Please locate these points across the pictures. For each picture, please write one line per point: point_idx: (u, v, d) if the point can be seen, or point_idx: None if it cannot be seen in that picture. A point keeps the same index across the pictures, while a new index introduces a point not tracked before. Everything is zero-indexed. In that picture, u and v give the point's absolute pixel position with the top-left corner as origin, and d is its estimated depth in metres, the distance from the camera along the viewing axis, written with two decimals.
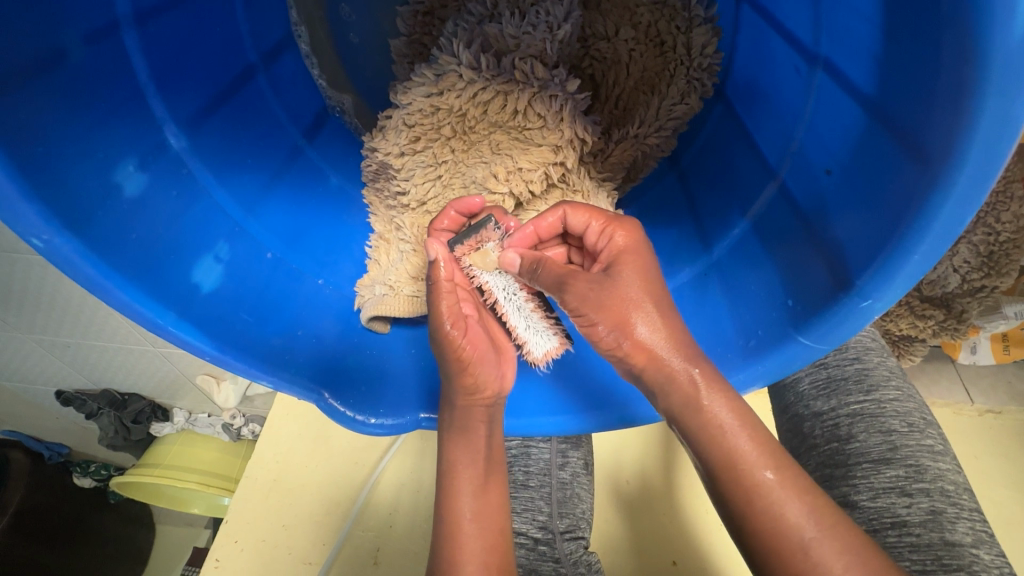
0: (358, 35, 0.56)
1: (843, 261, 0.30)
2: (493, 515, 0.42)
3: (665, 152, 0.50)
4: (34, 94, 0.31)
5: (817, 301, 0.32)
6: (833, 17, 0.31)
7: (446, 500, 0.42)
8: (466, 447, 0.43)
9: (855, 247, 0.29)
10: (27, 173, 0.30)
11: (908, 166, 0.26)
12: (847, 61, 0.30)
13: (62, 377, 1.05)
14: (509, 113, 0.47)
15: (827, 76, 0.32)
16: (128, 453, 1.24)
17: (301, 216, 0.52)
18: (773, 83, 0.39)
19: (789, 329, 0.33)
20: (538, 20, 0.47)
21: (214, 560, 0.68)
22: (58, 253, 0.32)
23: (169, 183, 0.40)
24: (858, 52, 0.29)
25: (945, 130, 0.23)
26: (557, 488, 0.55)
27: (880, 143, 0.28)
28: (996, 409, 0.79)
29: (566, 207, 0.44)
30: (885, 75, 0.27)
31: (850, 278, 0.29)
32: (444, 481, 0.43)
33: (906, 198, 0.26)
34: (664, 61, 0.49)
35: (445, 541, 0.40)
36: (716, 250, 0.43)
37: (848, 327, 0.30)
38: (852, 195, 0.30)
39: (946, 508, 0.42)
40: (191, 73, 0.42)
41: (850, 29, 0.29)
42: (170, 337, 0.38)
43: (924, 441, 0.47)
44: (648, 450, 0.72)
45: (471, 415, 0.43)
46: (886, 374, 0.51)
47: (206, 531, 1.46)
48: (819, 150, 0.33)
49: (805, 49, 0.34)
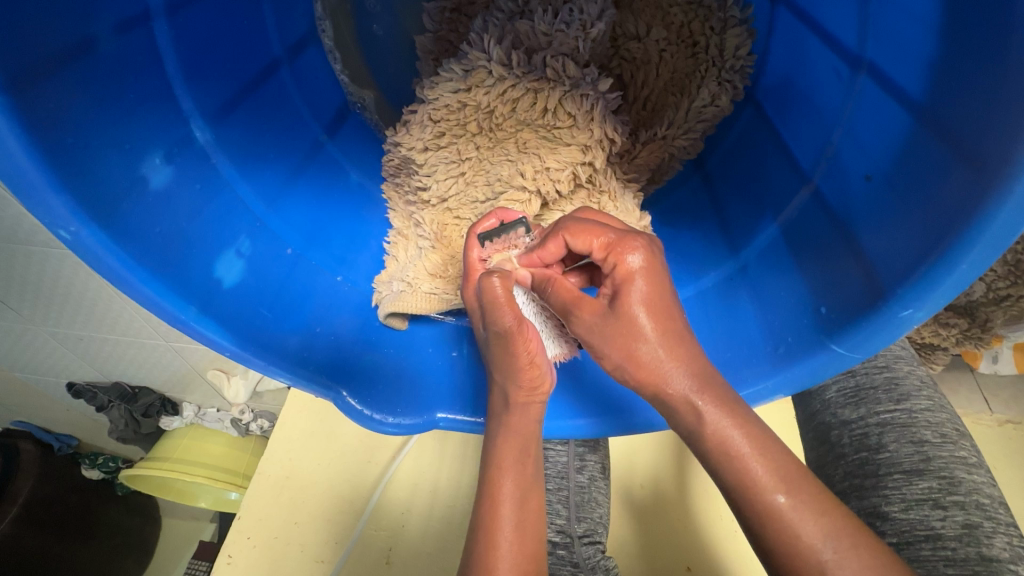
0: (383, 28, 0.56)
1: (881, 268, 0.29)
2: (533, 522, 0.41)
3: (692, 154, 0.49)
4: (66, 84, 0.31)
5: (852, 308, 0.31)
6: (881, 18, 0.30)
7: (489, 502, 0.41)
8: (500, 448, 0.42)
9: (895, 255, 0.29)
10: (57, 166, 0.30)
11: (958, 173, 0.25)
12: (895, 65, 0.29)
13: (74, 368, 1.06)
14: (539, 112, 0.47)
15: (870, 79, 0.32)
16: (137, 446, 1.24)
17: (322, 213, 0.52)
18: (809, 85, 0.38)
19: (822, 337, 0.33)
20: (571, 18, 0.46)
21: (227, 556, 0.68)
22: (84, 245, 0.32)
23: (195, 177, 0.40)
24: (909, 55, 0.28)
25: (1004, 136, 0.22)
26: (575, 491, 0.55)
27: (927, 149, 0.27)
28: (1016, 420, 0.78)
29: (565, 234, 0.41)
30: (940, 78, 0.26)
31: (889, 287, 0.28)
32: (490, 482, 0.42)
33: (954, 204, 0.25)
34: (695, 62, 0.48)
35: (482, 543, 0.39)
36: (744, 255, 0.42)
37: (885, 336, 0.29)
38: (892, 201, 0.30)
39: (982, 522, 0.41)
40: (220, 67, 0.42)
41: (902, 30, 0.28)
42: (190, 332, 0.38)
43: (957, 452, 0.46)
44: (662, 455, 0.72)
45: (525, 415, 0.42)
46: (916, 384, 0.50)
47: (211, 525, 1.46)
48: (858, 154, 0.33)
49: (848, 52, 0.33)
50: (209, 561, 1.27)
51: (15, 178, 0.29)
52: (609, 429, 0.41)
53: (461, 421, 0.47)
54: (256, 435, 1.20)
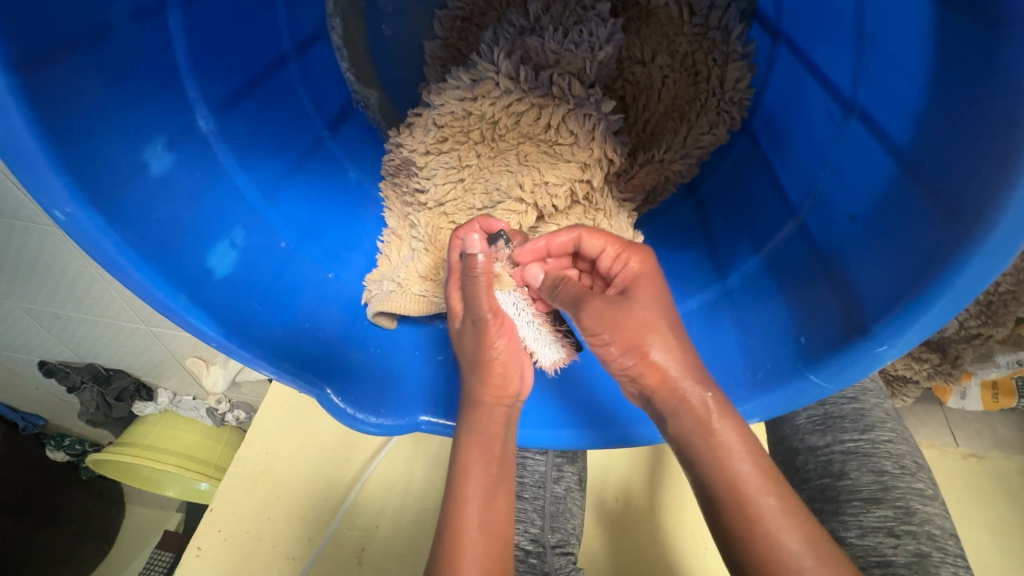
0: (392, 28, 0.56)
1: (859, 303, 0.31)
2: (500, 522, 0.42)
3: (686, 179, 0.50)
4: (77, 66, 0.31)
5: (829, 341, 0.32)
6: (873, 66, 0.31)
7: (454, 501, 0.42)
8: (467, 450, 0.43)
9: (873, 292, 0.30)
10: (61, 147, 0.30)
11: (936, 221, 0.27)
12: (883, 112, 0.31)
13: (48, 348, 1.04)
14: (542, 129, 0.47)
15: (861, 123, 0.33)
16: (106, 431, 1.22)
17: (319, 210, 0.52)
18: (802, 121, 0.40)
19: (800, 366, 0.34)
20: (580, 39, 0.48)
21: (196, 549, 0.67)
22: (79, 228, 0.32)
23: (195, 165, 0.40)
24: (898, 105, 0.30)
25: (982, 188, 0.24)
26: (551, 501, 0.55)
27: (908, 194, 0.29)
28: (979, 453, 0.81)
29: (581, 229, 0.46)
30: (925, 128, 0.27)
31: (866, 323, 0.30)
32: (456, 481, 0.43)
33: (933, 248, 0.27)
34: (696, 90, 0.49)
35: (448, 540, 0.41)
36: (730, 280, 0.44)
37: (859, 370, 0.31)
38: (873, 241, 0.31)
39: (931, 552, 0.42)
40: (230, 59, 0.43)
41: (893, 79, 0.30)
42: (178, 320, 0.37)
43: (913, 483, 0.47)
44: (639, 469, 0.72)
45: (489, 416, 0.43)
46: (881, 416, 0.52)
47: (176, 515, 1.42)
48: (845, 193, 0.34)
49: (840, 95, 0.35)
50: (173, 553, 1.24)
51: (16, 157, 0.29)
52: (590, 444, 0.41)
53: (443, 424, 0.47)
54: (232, 427, 1.19)
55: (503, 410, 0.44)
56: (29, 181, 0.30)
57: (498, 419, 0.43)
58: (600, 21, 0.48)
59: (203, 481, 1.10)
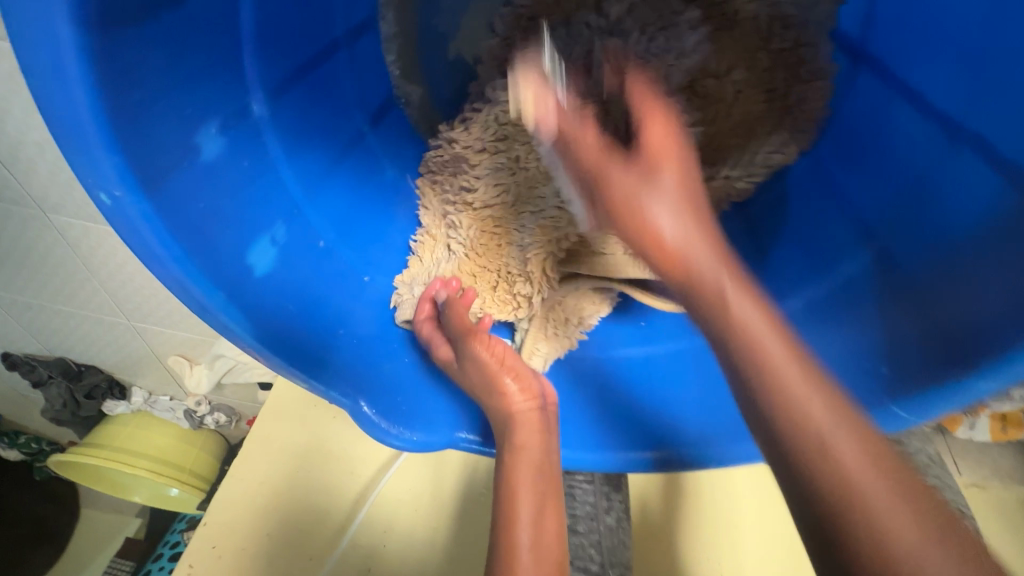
0: (444, 23, 0.51)
1: (956, 334, 0.30)
2: (552, 546, 0.43)
3: (739, 199, 0.48)
4: (133, 34, 0.27)
5: (919, 374, 0.31)
6: (986, 95, 0.31)
7: (505, 530, 0.44)
8: (514, 466, 0.45)
9: (969, 326, 0.29)
10: (118, 123, 0.27)
11: None
12: (999, 139, 0.30)
13: (16, 337, 0.97)
14: (607, 129, 0.41)
15: (970, 152, 0.32)
16: (70, 430, 1.13)
17: (357, 207, 0.49)
18: (884, 146, 0.39)
19: (882, 396, 0.32)
20: (665, 48, 0.45)
21: (187, 567, 0.63)
22: (125, 214, 0.28)
23: (243, 153, 0.36)
24: (1018, 131, 0.29)
25: None
26: (605, 534, 0.51)
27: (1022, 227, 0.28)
28: (980, 483, 0.81)
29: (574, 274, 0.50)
30: None
31: (965, 355, 0.29)
32: (506, 504, 0.45)
33: None
34: (770, 108, 0.46)
35: (504, 555, 0.42)
36: (790, 302, 0.42)
37: (951, 408, 0.29)
38: (970, 273, 0.30)
39: None
40: (286, 40, 0.39)
41: (1014, 103, 0.29)
42: (214, 320, 0.34)
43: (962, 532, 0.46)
44: (670, 480, 0.64)
45: (526, 427, 0.45)
46: (928, 460, 0.51)
47: (136, 521, 1.31)
48: (941, 222, 0.33)
49: (944, 117, 0.34)
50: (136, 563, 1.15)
51: (68, 128, 0.26)
52: (620, 467, 0.42)
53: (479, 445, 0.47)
54: (208, 431, 1.13)
55: (539, 418, 0.46)
56: (77, 158, 0.27)
57: (536, 426, 0.45)
58: (689, 27, 0.45)
59: (175, 486, 1.04)
